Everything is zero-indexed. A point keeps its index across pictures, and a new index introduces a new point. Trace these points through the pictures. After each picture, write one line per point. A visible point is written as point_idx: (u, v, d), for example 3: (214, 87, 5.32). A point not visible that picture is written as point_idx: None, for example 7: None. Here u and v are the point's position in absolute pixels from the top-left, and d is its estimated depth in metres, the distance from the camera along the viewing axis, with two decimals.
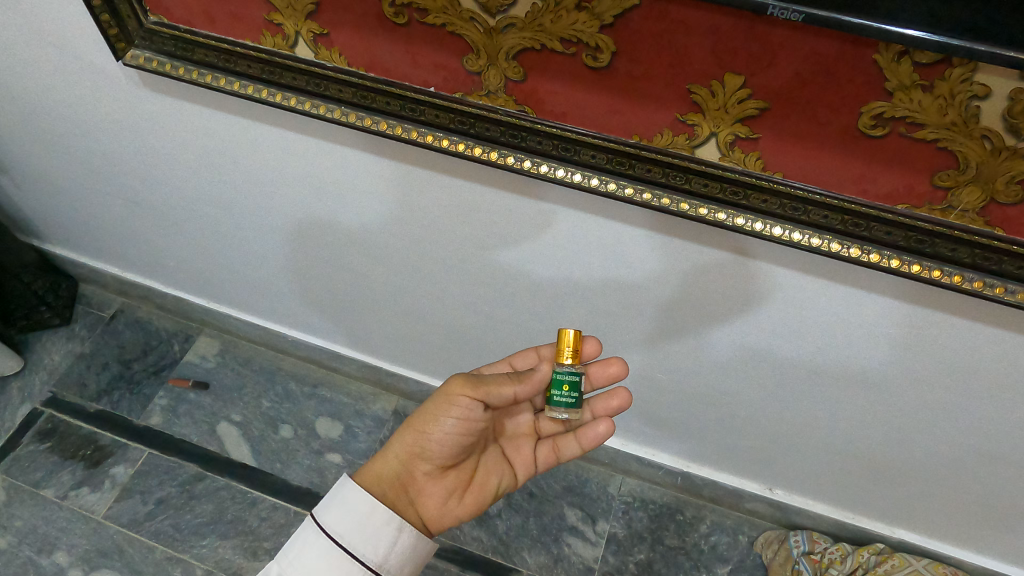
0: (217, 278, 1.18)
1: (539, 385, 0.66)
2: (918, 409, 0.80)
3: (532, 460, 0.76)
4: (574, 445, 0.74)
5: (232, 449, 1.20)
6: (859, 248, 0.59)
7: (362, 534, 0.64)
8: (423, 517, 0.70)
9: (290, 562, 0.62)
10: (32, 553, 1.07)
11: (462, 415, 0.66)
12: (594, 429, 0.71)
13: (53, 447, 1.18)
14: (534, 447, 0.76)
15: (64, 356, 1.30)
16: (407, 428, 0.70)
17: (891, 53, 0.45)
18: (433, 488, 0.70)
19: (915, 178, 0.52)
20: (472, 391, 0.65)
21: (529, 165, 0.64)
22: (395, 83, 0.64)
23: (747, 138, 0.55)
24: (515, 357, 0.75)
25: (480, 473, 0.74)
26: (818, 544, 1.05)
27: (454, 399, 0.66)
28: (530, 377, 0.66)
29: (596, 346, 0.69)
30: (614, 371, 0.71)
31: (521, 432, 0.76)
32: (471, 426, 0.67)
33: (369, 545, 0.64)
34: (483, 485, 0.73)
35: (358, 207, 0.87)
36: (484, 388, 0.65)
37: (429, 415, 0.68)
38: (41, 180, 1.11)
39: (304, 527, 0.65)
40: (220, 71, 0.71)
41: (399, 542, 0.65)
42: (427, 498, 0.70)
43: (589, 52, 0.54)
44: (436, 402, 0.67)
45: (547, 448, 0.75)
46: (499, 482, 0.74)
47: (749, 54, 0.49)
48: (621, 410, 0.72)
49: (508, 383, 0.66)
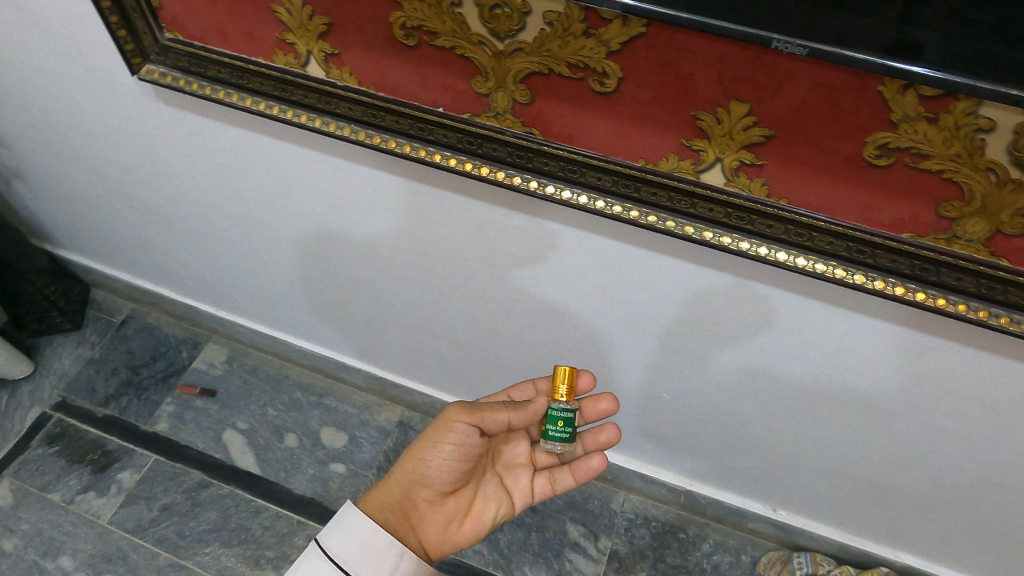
0: (227, 287, 1.20)
1: (535, 417, 0.67)
2: (923, 434, 0.79)
3: (530, 489, 0.75)
4: (568, 478, 0.75)
5: (237, 457, 1.20)
6: (864, 275, 0.58)
7: (364, 558, 0.65)
8: (423, 545, 0.70)
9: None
10: (38, 556, 1.08)
11: (458, 441, 0.68)
12: (586, 463, 0.73)
13: (61, 451, 1.19)
14: (531, 477, 0.76)
15: (74, 360, 1.31)
16: (407, 456, 0.71)
17: (896, 86, 0.46)
18: (433, 514, 0.71)
19: (920, 207, 0.52)
20: (468, 417, 0.66)
21: (535, 185, 0.65)
22: (404, 102, 0.64)
23: (752, 164, 0.55)
24: (513, 388, 0.76)
25: (478, 501, 0.74)
26: (821, 566, 1.03)
27: (451, 425, 0.67)
28: (527, 408, 0.67)
29: (590, 380, 0.71)
30: (605, 407, 0.73)
31: (519, 462, 0.76)
32: (469, 451, 0.69)
33: (371, 569, 0.65)
34: (481, 513, 0.73)
35: (367, 220, 0.88)
36: (479, 414, 0.66)
37: (428, 441, 0.69)
38: (57, 188, 1.13)
39: (309, 552, 0.66)
40: (232, 87, 0.72)
41: (400, 566, 0.66)
42: (428, 525, 0.71)
43: (596, 77, 0.54)
44: (434, 429, 0.69)
45: (545, 480, 0.75)
46: (497, 511, 0.74)
47: (754, 83, 0.49)
48: (610, 443, 0.76)
49: (502, 410, 0.67)
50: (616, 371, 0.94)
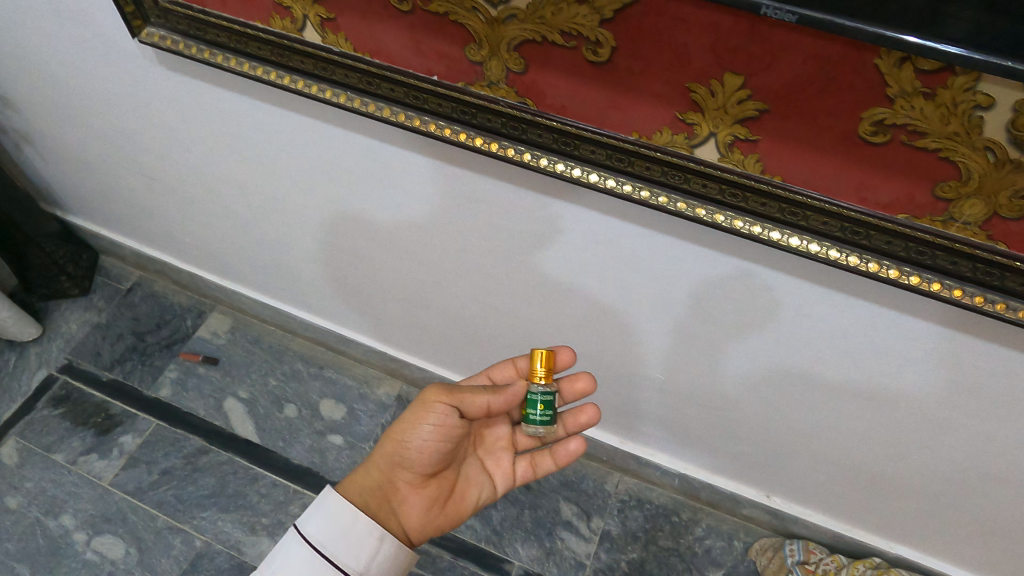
0: (231, 256, 1.20)
1: (513, 400, 0.68)
2: (918, 423, 0.79)
3: (511, 473, 0.77)
4: (548, 462, 0.75)
5: (237, 425, 1.22)
6: (858, 257, 0.58)
7: (344, 543, 0.65)
8: (405, 528, 0.71)
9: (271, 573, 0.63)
10: (40, 514, 1.11)
11: (439, 421, 0.69)
12: (566, 447, 0.74)
13: (65, 413, 1.21)
14: (513, 461, 0.77)
15: (81, 325, 1.33)
16: (387, 439, 0.72)
17: (892, 58, 0.44)
18: (415, 496, 0.72)
19: (916, 186, 0.51)
20: (447, 398, 0.68)
21: (529, 158, 0.64)
22: (399, 70, 0.64)
23: (746, 139, 0.54)
24: (493, 369, 0.75)
25: (460, 484, 0.75)
26: (813, 555, 1.04)
27: (430, 406, 0.68)
28: (505, 390, 0.68)
29: (570, 355, 0.70)
30: (582, 386, 0.73)
31: (500, 445, 0.78)
32: (448, 433, 0.70)
33: (352, 554, 0.65)
34: (464, 495, 0.75)
35: (367, 191, 0.88)
36: (458, 396, 0.68)
37: (408, 422, 0.70)
38: (66, 153, 1.14)
39: (287, 538, 0.66)
40: (230, 52, 0.72)
41: (381, 551, 0.67)
42: (409, 508, 0.71)
43: (590, 46, 0.53)
44: (414, 411, 0.70)
45: (526, 464, 0.76)
46: (479, 494, 0.76)
47: (748, 54, 0.48)
48: (591, 424, 0.75)
49: (482, 392, 0.68)
50: (612, 350, 0.94)
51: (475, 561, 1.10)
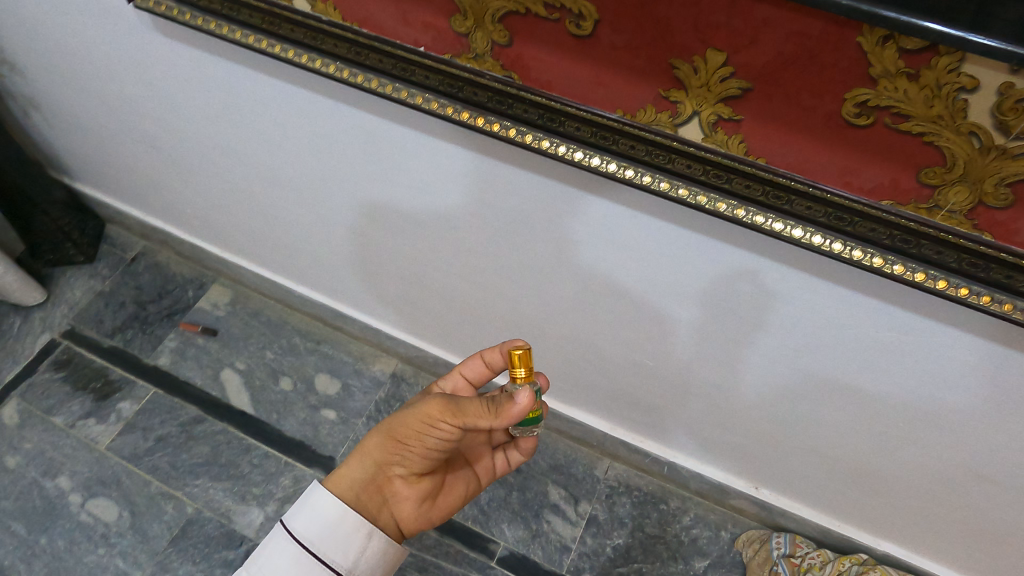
0: (231, 229, 1.21)
1: (513, 419, 0.59)
2: (905, 417, 0.78)
3: (492, 467, 0.81)
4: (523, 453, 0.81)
5: (232, 396, 1.23)
6: (843, 244, 0.57)
7: (331, 539, 0.66)
8: (395, 520, 0.72)
9: (259, 569, 0.65)
10: (38, 474, 1.13)
11: (444, 436, 0.65)
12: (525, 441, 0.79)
13: (66, 377, 1.24)
14: (493, 454, 0.81)
15: (85, 292, 1.35)
16: (384, 436, 0.70)
17: (875, 37, 0.43)
18: (408, 493, 0.72)
19: (901, 172, 0.50)
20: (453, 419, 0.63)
21: (516, 134, 0.64)
22: (387, 40, 0.64)
23: (730, 119, 0.53)
24: (465, 366, 0.76)
25: (449, 478, 0.77)
26: (799, 548, 1.02)
27: (435, 422, 0.65)
28: (507, 412, 0.58)
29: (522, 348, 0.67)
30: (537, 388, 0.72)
31: (481, 439, 0.81)
32: (451, 442, 0.68)
33: (339, 550, 0.66)
34: (452, 487, 0.77)
35: (360, 164, 0.88)
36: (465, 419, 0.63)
37: (411, 430, 0.68)
38: (71, 120, 1.15)
39: (275, 532, 0.67)
40: (223, 19, 0.72)
41: (369, 547, 0.68)
42: (401, 503, 0.72)
43: (572, 19, 0.52)
44: (417, 421, 0.67)
45: (504, 458, 0.81)
46: (465, 488, 0.78)
47: (730, 30, 0.47)
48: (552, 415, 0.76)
49: (485, 416, 0.60)
50: (602, 333, 0.93)
51: (460, 540, 1.10)
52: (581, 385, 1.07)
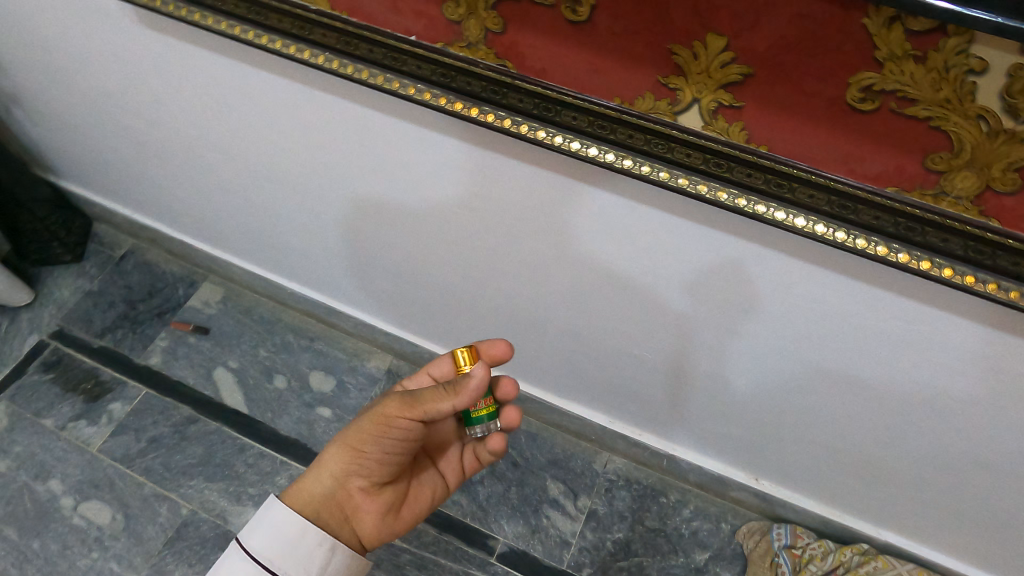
0: (222, 226, 1.19)
1: (474, 395, 0.63)
2: (907, 407, 0.77)
3: (460, 467, 0.82)
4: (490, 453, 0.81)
5: (226, 395, 1.21)
6: (846, 232, 0.56)
7: (292, 556, 0.67)
8: (358, 535, 0.74)
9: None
10: (29, 478, 1.11)
11: (401, 432, 0.68)
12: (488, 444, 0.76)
13: (56, 379, 1.22)
14: (460, 455, 0.82)
15: (73, 291, 1.33)
16: (341, 448, 0.72)
17: (881, 18, 0.42)
18: (370, 505, 0.74)
19: (906, 158, 0.49)
20: (410, 411, 0.66)
21: (511, 124, 0.62)
22: (376, 29, 0.62)
23: (731, 106, 0.52)
24: (433, 367, 0.77)
25: (414, 486, 0.79)
26: (800, 539, 1.02)
27: (393, 419, 0.68)
28: (465, 388, 0.63)
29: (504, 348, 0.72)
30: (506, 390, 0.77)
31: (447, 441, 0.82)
32: (409, 442, 0.70)
33: (301, 565, 0.67)
34: (417, 494, 0.79)
35: (351, 155, 0.86)
36: (421, 408, 0.66)
37: (367, 436, 0.70)
38: (55, 116, 1.12)
39: (233, 551, 0.68)
40: (208, 10, 0.70)
41: (332, 560, 0.69)
42: (364, 517, 0.74)
43: (569, 4, 0.51)
44: (373, 422, 0.69)
45: (472, 457, 0.82)
46: (433, 492, 0.80)
47: (732, 13, 0.46)
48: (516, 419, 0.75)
49: (443, 398, 0.64)
50: (599, 326, 0.92)
51: (459, 537, 1.09)
52: (579, 379, 1.07)
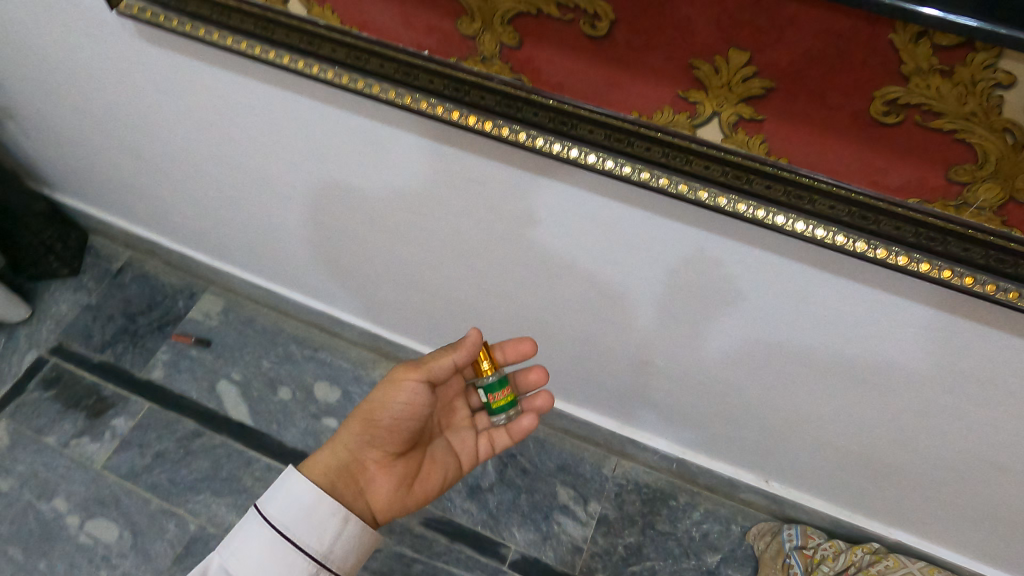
0: (222, 237, 1.18)
1: (473, 350, 0.73)
2: (921, 411, 0.77)
3: (474, 451, 0.84)
4: (505, 437, 0.83)
5: (230, 408, 1.20)
6: (866, 243, 0.56)
7: (306, 524, 0.68)
8: (371, 507, 0.75)
9: (235, 553, 0.67)
10: (33, 497, 1.10)
11: (409, 397, 0.73)
12: (519, 423, 0.80)
13: (57, 395, 1.20)
14: (474, 439, 0.84)
15: (71, 306, 1.31)
16: (356, 419, 0.76)
17: (908, 34, 0.42)
18: (383, 477, 0.76)
19: (929, 170, 0.48)
20: (416, 371, 0.73)
21: (526, 138, 0.62)
22: (388, 44, 0.61)
23: (751, 119, 0.51)
24: None
25: (427, 464, 0.80)
26: (811, 540, 1.02)
27: (401, 383, 0.73)
28: (464, 343, 0.72)
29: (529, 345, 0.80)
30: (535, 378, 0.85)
31: (461, 426, 0.85)
32: (418, 409, 0.74)
33: (315, 535, 0.68)
34: (430, 473, 0.80)
35: (356, 168, 0.85)
36: (426, 366, 0.73)
37: (379, 404, 0.74)
38: (49, 129, 1.11)
39: (249, 518, 0.69)
40: (213, 25, 0.69)
41: (343, 533, 0.70)
42: (377, 487, 0.75)
43: (587, 19, 0.50)
44: (384, 388, 0.74)
45: (486, 441, 0.84)
46: (445, 473, 0.81)
47: (756, 28, 0.46)
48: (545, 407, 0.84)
49: (445, 353, 0.73)
50: (609, 334, 0.92)
51: (470, 545, 1.09)
52: (588, 385, 1.06)
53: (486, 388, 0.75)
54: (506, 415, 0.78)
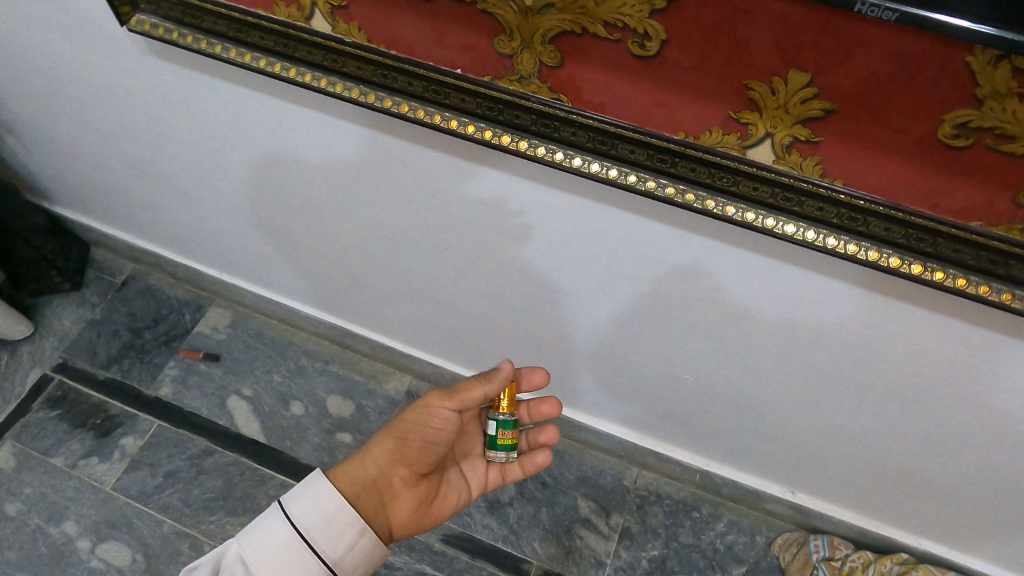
0: (230, 251, 1.15)
1: (504, 383, 0.72)
2: (960, 427, 0.76)
3: (487, 479, 0.80)
4: (517, 470, 0.80)
5: (242, 424, 1.18)
6: (921, 265, 0.54)
7: (325, 529, 0.65)
8: (390, 525, 0.72)
9: (252, 544, 0.64)
10: (42, 521, 1.07)
11: (442, 426, 0.70)
12: (532, 458, 0.79)
13: (63, 415, 1.17)
14: (489, 468, 0.80)
15: (74, 321, 1.28)
16: (384, 436, 0.73)
17: (986, 56, 0.40)
18: (406, 496, 0.73)
19: (996, 193, 0.46)
20: (450, 402, 0.69)
21: (561, 157, 0.59)
22: (417, 62, 0.58)
23: (807, 141, 0.49)
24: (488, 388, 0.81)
25: (444, 486, 0.77)
26: (839, 551, 1.01)
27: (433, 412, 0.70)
28: (495, 376, 0.71)
29: (543, 376, 0.77)
30: (545, 438, 0.83)
31: (478, 453, 0.80)
32: (447, 436, 0.72)
33: (331, 542, 0.65)
34: (447, 496, 0.77)
35: (376, 184, 0.82)
36: (459, 397, 0.70)
37: (410, 427, 0.71)
38: (50, 142, 1.07)
39: (270, 511, 0.66)
40: (230, 41, 0.66)
41: (358, 543, 0.67)
42: (398, 505, 0.73)
43: (636, 39, 0.48)
44: (415, 413, 0.71)
45: (499, 472, 0.80)
46: (459, 499, 0.78)
47: (819, 49, 0.43)
48: (550, 443, 0.84)
49: (477, 385, 0.71)
50: (636, 349, 0.90)
51: (492, 562, 1.08)
52: (609, 398, 1.04)
53: (497, 423, 0.74)
54: (506, 455, 0.76)
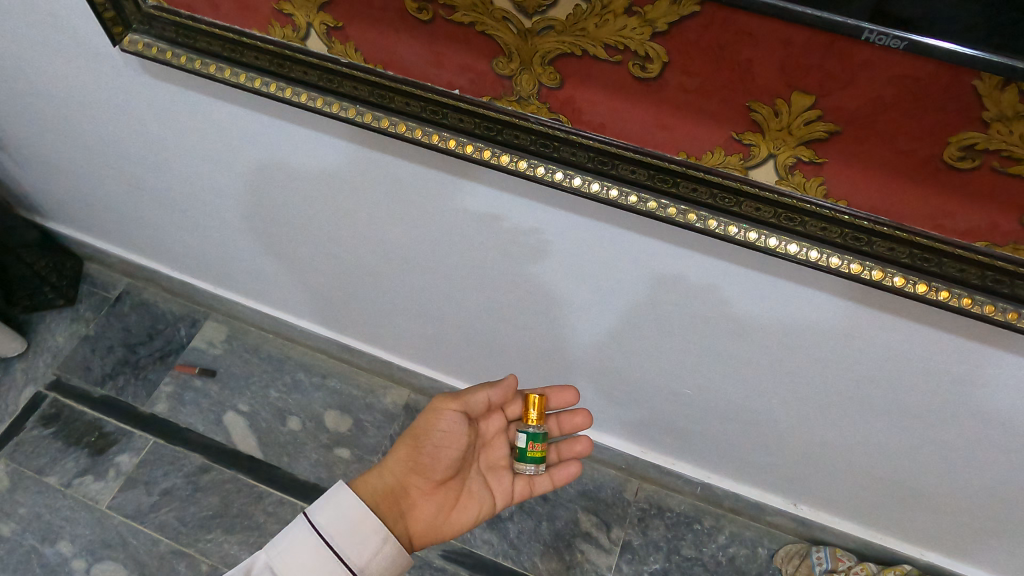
0: (226, 267, 1.14)
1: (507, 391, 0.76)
2: (964, 441, 0.75)
3: (510, 490, 0.77)
4: (546, 481, 0.79)
5: (239, 440, 1.17)
6: (927, 284, 0.53)
7: (351, 536, 0.65)
8: (410, 533, 0.71)
9: (280, 555, 0.63)
10: (36, 541, 1.06)
11: (450, 425, 0.72)
12: (565, 470, 0.79)
13: (57, 433, 1.16)
14: (512, 479, 0.78)
15: (68, 337, 1.27)
16: (402, 445, 0.74)
17: (993, 81, 0.39)
18: (424, 503, 0.73)
19: (1004, 214, 0.46)
20: (455, 402, 0.73)
21: (561, 177, 0.59)
22: (416, 83, 0.58)
23: (811, 162, 0.49)
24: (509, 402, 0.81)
25: (464, 496, 0.75)
26: (841, 563, 1.01)
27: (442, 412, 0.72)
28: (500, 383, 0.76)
29: (572, 395, 0.80)
30: (579, 449, 0.83)
31: (502, 464, 0.78)
32: (459, 438, 0.72)
33: (357, 549, 0.65)
34: (466, 507, 0.75)
35: (372, 201, 0.81)
36: (465, 399, 0.74)
37: (423, 430, 0.73)
38: (42, 159, 1.06)
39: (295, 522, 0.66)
40: (224, 61, 0.65)
41: (384, 550, 0.66)
42: (417, 513, 0.72)
43: (637, 61, 0.47)
44: (426, 416, 0.73)
45: (525, 483, 0.78)
46: (480, 510, 0.75)
47: (823, 72, 0.43)
48: (583, 454, 0.83)
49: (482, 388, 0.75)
50: (637, 364, 0.89)
51: None
52: (609, 412, 1.04)
53: (526, 436, 0.73)
54: (534, 468, 0.75)
